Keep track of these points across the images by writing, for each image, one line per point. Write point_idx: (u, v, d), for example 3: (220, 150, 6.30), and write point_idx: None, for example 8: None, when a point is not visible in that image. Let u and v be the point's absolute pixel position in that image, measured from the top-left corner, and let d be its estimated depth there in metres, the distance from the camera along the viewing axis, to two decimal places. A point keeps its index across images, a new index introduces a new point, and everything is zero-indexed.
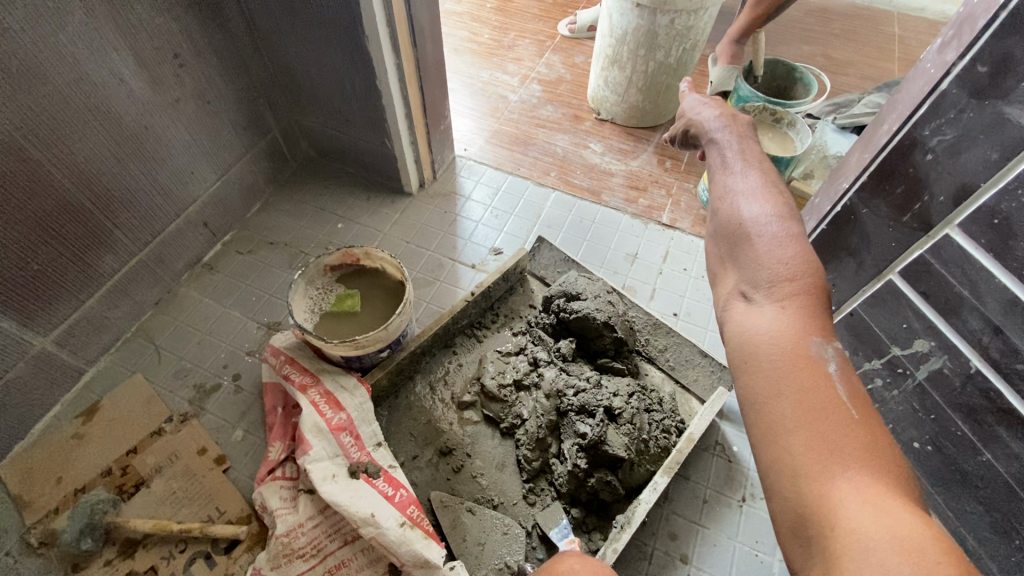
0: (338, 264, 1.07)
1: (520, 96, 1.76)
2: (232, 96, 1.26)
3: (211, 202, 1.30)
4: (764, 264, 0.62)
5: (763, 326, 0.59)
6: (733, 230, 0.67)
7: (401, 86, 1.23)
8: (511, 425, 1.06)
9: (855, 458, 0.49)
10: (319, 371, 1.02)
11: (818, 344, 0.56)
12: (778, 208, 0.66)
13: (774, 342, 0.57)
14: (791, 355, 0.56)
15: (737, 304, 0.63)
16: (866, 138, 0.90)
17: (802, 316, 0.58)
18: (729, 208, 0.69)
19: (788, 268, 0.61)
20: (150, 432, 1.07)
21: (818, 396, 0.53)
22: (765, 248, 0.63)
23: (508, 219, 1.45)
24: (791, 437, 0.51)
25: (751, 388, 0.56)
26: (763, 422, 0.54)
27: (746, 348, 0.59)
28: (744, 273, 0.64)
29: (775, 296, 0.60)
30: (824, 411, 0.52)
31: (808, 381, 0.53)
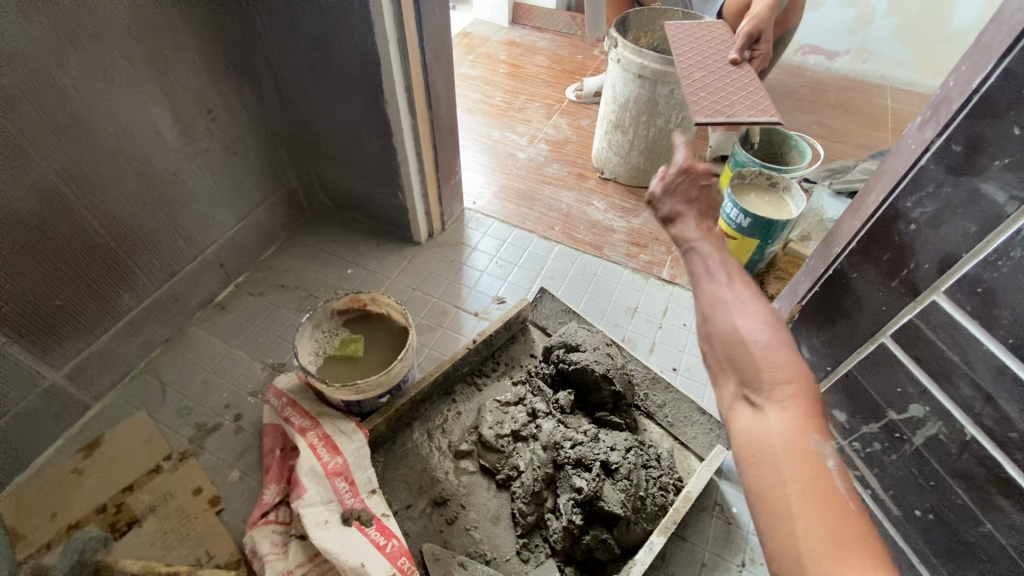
0: (345, 308, 1.11)
1: (528, 154, 1.85)
2: (257, 148, 1.34)
3: (227, 245, 1.35)
4: (763, 369, 0.62)
5: (765, 426, 0.59)
6: (726, 337, 0.66)
7: (416, 144, 1.31)
8: (507, 477, 1.05)
9: (865, 553, 0.49)
10: (320, 414, 1.03)
11: (817, 441, 0.57)
12: (764, 312, 0.66)
13: (779, 441, 0.58)
14: (792, 453, 0.57)
15: (741, 407, 0.62)
16: (856, 206, 0.94)
17: (803, 417, 0.58)
18: (722, 314, 0.68)
19: (786, 370, 0.61)
20: (148, 470, 1.07)
21: (821, 486, 0.54)
22: (762, 353, 0.63)
23: (512, 269, 1.49)
24: (798, 530, 0.53)
25: (757, 478, 0.58)
26: (772, 516, 0.55)
27: (751, 441, 0.60)
28: (745, 377, 0.63)
29: (776, 396, 0.60)
30: (826, 501, 0.53)
31: (811, 477, 0.55)
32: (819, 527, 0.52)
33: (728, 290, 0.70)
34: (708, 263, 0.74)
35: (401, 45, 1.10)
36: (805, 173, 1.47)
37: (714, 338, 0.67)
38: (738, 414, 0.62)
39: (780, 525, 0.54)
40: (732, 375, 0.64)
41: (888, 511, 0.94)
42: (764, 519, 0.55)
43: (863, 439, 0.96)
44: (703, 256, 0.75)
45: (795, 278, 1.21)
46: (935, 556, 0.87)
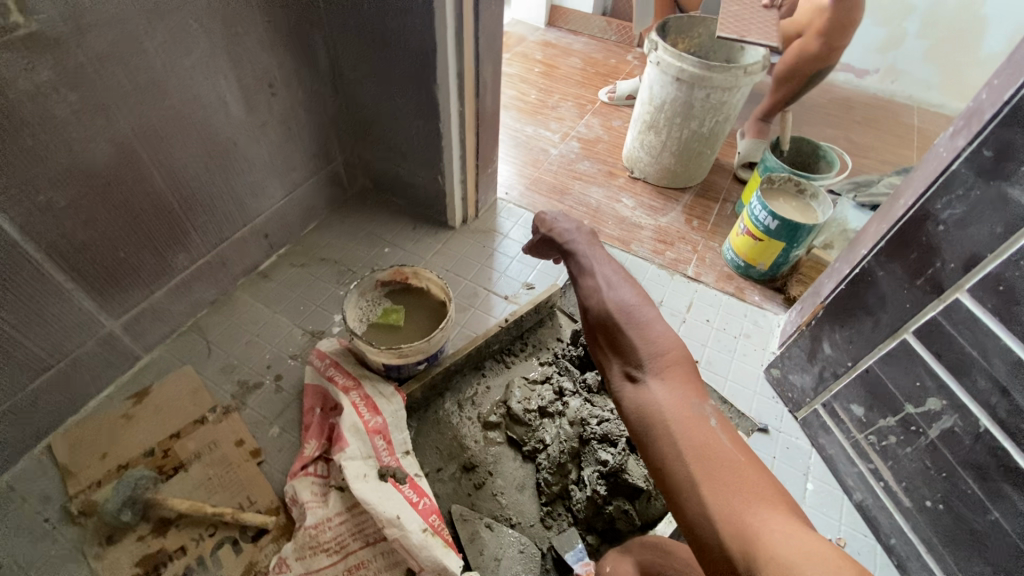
0: (388, 280, 1.17)
1: (560, 150, 1.91)
2: (309, 126, 1.41)
3: (274, 217, 1.42)
4: (640, 345, 0.71)
5: (653, 398, 0.66)
6: (607, 321, 0.76)
7: (461, 130, 1.37)
8: (533, 449, 1.10)
9: (754, 494, 0.56)
10: (361, 376, 1.09)
11: (697, 404, 0.65)
12: (635, 292, 0.78)
13: (665, 408, 0.65)
14: (676, 416, 0.63)
15: (627, 385, 0.70)
16: (884, 212, 1.00)
17: (680, 383, 0.67)
18: (604, 298, 0.78)
19: (659, 345, 0.71)
20: (193, 420, 1.13)
21: (710, 446, 0.60)
22: (638, 332, 0.72)
23: (542, 258, 1.54)
24: (696, 489, 0.57)
25: (658, 452, 0.63)
26: (678, 478, 0.59)
27: (646, 418, 0.65)
28: (625, 357, 0.72)
29: (654, 368, 0.69)
30: (719, 459, 0.59)
31: (702, 439, 0.61)
32: (711, 481, 0.57)
33: (602, 282, 0.82)
34: (590, 261, 0.87)
35: (458, 33, 1.16)
36: (832, 183, 1.51)
37: (597, 325, 0.77)
38: (629, 393, 0.69)
39: (683, 486, 0.59)
40: (616, 358, 0.73)
41: (899, 502, 0.99)
42: (662, 484, 0.61)
43: (879, 432, 1.01)
44: (584, 256, 0.89)
45: (819, 280, 1.25)
46: (942, 545, 0.92)
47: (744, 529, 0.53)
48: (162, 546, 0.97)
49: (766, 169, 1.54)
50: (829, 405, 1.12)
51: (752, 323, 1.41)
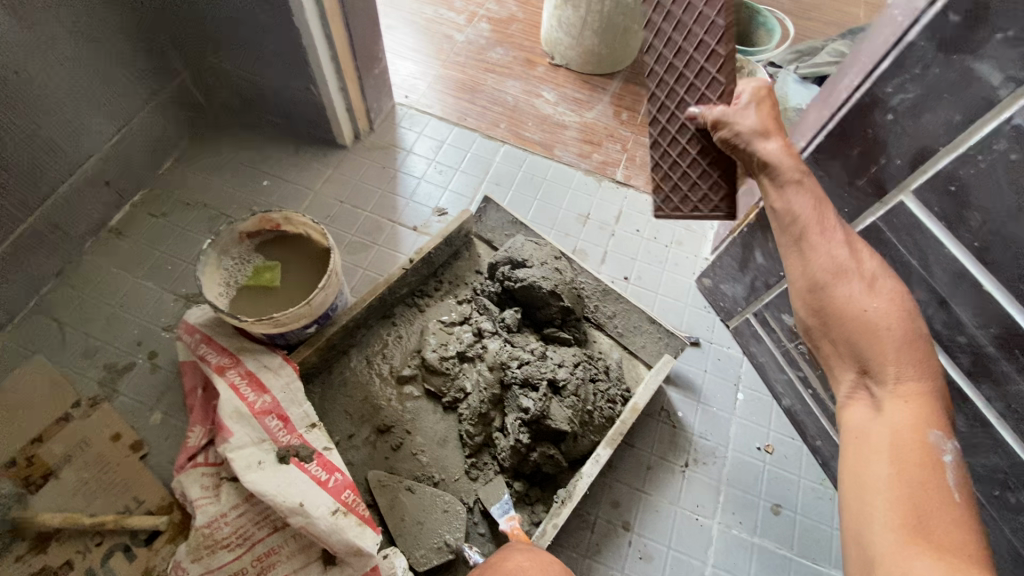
0: (256, 231, 0.97)
1: (467, 35, 1.60)
2: (123, 34, 1.08)
3: (111, 158, 1.14)
4: (891, 359, 0.58)
5: (880, 414, 0.57)
6: (852, 324, 0.61)
7: (324, 25, 1.08)
8: (453, 399, 1.01)
9: (941, 535, 0.48)
10: (240, 350, 0.93)
11: (937, 436, 0.54)
12: (889, 300, 0.61)
13: (887, 424, 0.56)
14: (900, 437, 0.55)
15: (861, 399, 0.60)
16: (827, 93, 0.85)
17: (922, 414, 0.56)
18: (845, 286, 0.63)
19: (917, 369, 0.58)
20: (55, 420, 0.97)
21: (922, 472, 0.52)
22: (892, 344, 0.59)
23: (454, 175, 1.34)
24: (876, 500, 0.52)
25: (850, 459, 0.57)
26: (856, 484, 0.54)
27: (859, 430, 0.58)
28: (866, 367, 0.60)
29: (899, 392, 0.57)
30: (922, 485, 0.51)
31: (916, 466, 0.52)
32: (900, 499, 0.51)
33: (855, 273, 0.63)
34: (799, 218, 0.66)
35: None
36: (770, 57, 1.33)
37: (826, 312, 0.63)
38: (854, 400, 0.60)
39: (863, 492, 0.53)
40: (851, 362, 0.62)
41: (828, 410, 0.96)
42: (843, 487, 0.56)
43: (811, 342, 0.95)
44: (813, 205, 0.66)
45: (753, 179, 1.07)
46: None
47: (900, 552, 0.48)
48: (45, 564, 0.85)
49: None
50: (761, 314, 1.04)
51: (686, 229, 1.30)
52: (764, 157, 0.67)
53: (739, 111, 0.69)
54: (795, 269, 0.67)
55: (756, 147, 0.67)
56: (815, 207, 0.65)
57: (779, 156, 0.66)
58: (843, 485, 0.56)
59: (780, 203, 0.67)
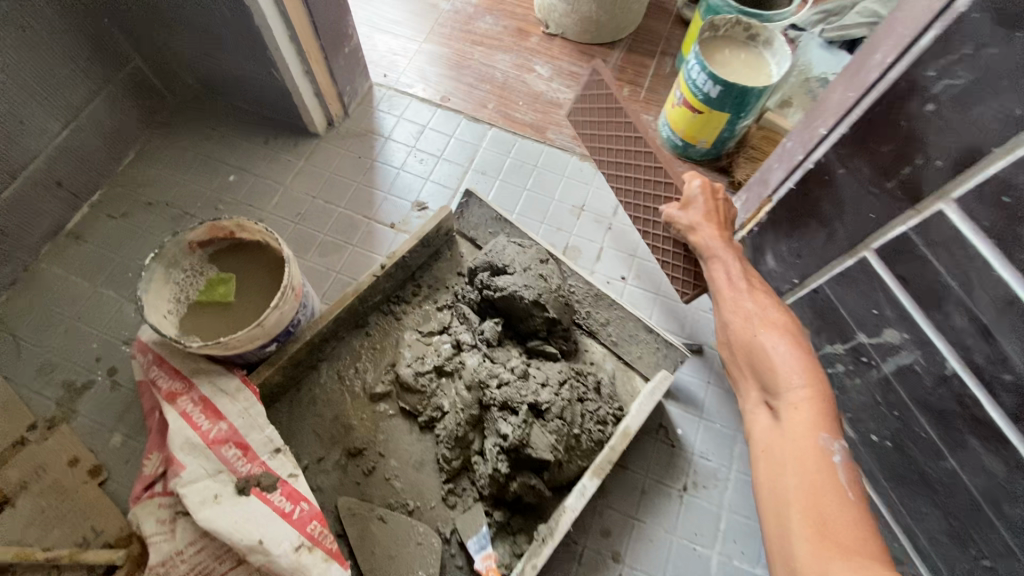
0: (207, 240, 0.88)
1: (452, 3, 1.45)
2: (59, 20, 0.97)
3: (61, 156, 1.05)
4: (780, 374, 0.61)
5: (777, 428, 0.58)
6: (750, 347, 0.65)
7: (277, 2, 0.96)
8: (429, 419, 0.94)
9: (844, 537, 0.49)
10: (193, 373, 0.85)
11: (825, 437, 0.55)
12: (783, 322, 0.65)
13: (785, 433, 0.57)
14: (796, 444, 0.56)
15: (763, 413, 0.61)
16: (854, 70, 0.71)
17: (816, 417, 0.57)
18: (735, 318, 0.68)
19: (803, 376, 0.60)
20: (11, 444, 0.91)
21: (822, 477, 0.53)
22: (780, 359, 0.62)
23: (436, 164, 1.23)
24: (789, 513, 0.53)
25: (760, 474, 0.58)
26: (770, 502, 0.55)
27: (763, 445, 0.59)
28: (765, 385, 0.62)
29: (793, 401, 0.59)
30: (821, 489, 0.52)
31: (810, 473, 0.54)
32: (807, 508, 0.52)
33: (751, 312, 0.67)
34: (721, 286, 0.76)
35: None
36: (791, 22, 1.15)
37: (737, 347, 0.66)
38: (758, 418, 0.61)
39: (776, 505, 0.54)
40: (754, 383, 0.64)
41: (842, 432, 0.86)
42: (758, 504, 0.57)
43: (825, 359, 0.84)
44: (727, 271, 0.76)
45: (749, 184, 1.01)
46: (887, 480, 0.80)
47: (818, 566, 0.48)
48: None
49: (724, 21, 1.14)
50: None
51: None
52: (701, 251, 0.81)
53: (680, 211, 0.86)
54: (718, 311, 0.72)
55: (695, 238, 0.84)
56: (734, 273, 0.75)
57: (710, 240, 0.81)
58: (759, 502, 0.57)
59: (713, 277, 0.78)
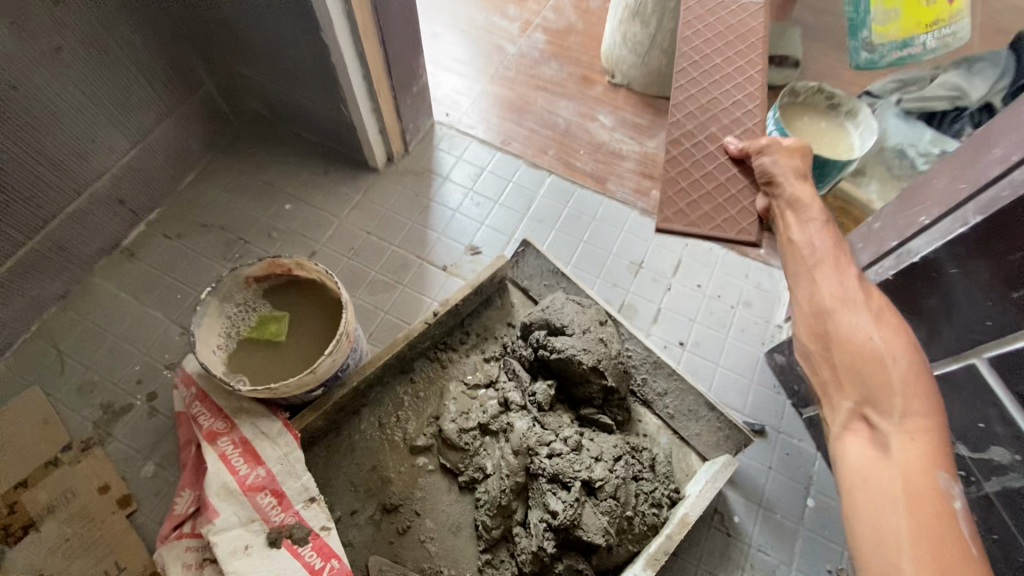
0: (263, 275, 0.86)
1: (519, 47, 1.45)
2: (143, 44, 0.99)
3: (126, 175, 1.06)
4: (896, 388, 0.55)
5: (885, 457, 0.53)
6: (854, 347, 0.58)
7: (357, 42, 0.96)
8: (471, 480, 0.89)
9: None
10: (236, 414, 0.82)
11: (945, 478, 0.51)
12: (896, 330, 0.58)
13: (895, 466, 0.52)
14: (911, 481, 0.51)
15: (858, 431, 0.56)
16: (963, 162, 0.67)
17: (932, 452, 0.52)
18: (843, 320, 0.60)
19: (920, 398, 0.55)
20: (44, 463, 0.89)
21: (942, 526, 0.48)
22: (895, 372, 0.56)
23: (493, 208, 1.21)
24: (904, 561, 0.47)
25: (855, 503, 0.52)
26: (872, 542, 0.49)
27: (865, 472, 0.53)
28: (868, 394, 0.56)
29: (906, 424, 0.54)
30: (943, 541, 0.47)
31: (930, 518, 0.48)
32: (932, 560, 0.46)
33: (861, 304, 0.60)
34: (814, 249, 0.66)
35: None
36: None
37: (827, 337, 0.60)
38: (855, 438, 0.55)
39: (886, 548, 0.48)
40: (848, 391, 0.58)
41: None
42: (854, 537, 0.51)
43: None
44: (820, 235, 0.67)
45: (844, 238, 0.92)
46: None
47: None
48: None
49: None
50: None
51: (755, 287, 1.12)
52: (788, 195, 0.72)
53: (776, 149, 0.76)
54: (804, 295, 0.64)
55: (789, 182, 0.73)
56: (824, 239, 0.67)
57: (805, 196, 0.71)
58: (853, 538, 0.51)
59: (798, 237, 0.68)
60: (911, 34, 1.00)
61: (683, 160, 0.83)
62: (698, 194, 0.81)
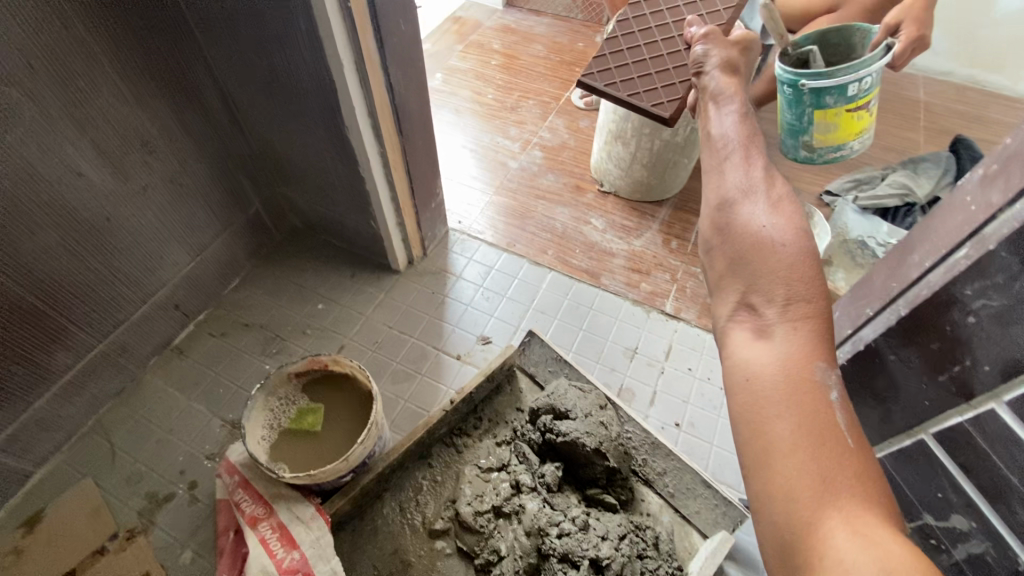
0: (304, 371, 0.98)
1: (519, 162, 1.68)
2: (210, 178, 1.19)
3: (183, 284, 1.23)
4: (781, 275, 0.59)
5: (768, 354, 0.57)
6: (749, 239, 0.62)
7: (386, 173, 1.16)
8: (486, 563, 0.94)
9: (840, 483, 0.49)
10: (274, 499, 0.91)
11: (823, 370, 0.55)
12: (790, 219, 0.62)
13: (777, 370, 0.55)
14: (792, 378, 0.55)
15: (743, 322, 0.60)
16: (892, 263, 0.82)
17: (811, 341, 0.56)
18: (742, 212, 0.64)
19: (805, 287, 0.58)
20: (91, 552, 0.97)
21: (819, 419, 0.52)
22: (779, 252, 0.60)
23: (500, 302, 1.35)
24: (784, 460, 0.52)
25: (743, 406, 0.56)
26: (757, 447, 0.54)
27: (750, 369, 0.57)
28: (753, 283, 0.60)
29: (787, 313, 0.57)
30: (819, 434, 0.52)
31: (811, 413, 0.53)
32: (808, 450, 0.51)
33: (762, 195, 0.65)
34: (728, 139, 0.72)
35: (355, 50, 0.92)
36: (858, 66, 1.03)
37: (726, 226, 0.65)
38: (740, 333, 0.60)
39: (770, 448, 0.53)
40: (738, 280, 0.62)
41: None
42: (748, 441, 0.55)
43: None
44: (736, 126, 0.73)
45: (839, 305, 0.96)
46: None
47: (811, 518, 0.49)
48: None
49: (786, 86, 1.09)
50: None
51: None
52: (711, 85, 0.80)
53: (711, 42, 0.85)
54: (714, 196, 0.69)
55: (717, 76, 0.81)
56: (733, 133, 0.72)
57: (722, 87, 0.79)
58: (742, 436, 0.56)
59: (716, 130, 0.75)
60: (846, 140, 1.15)
61: (636, 68, 1.04)
62: (642, 74, 1.02)
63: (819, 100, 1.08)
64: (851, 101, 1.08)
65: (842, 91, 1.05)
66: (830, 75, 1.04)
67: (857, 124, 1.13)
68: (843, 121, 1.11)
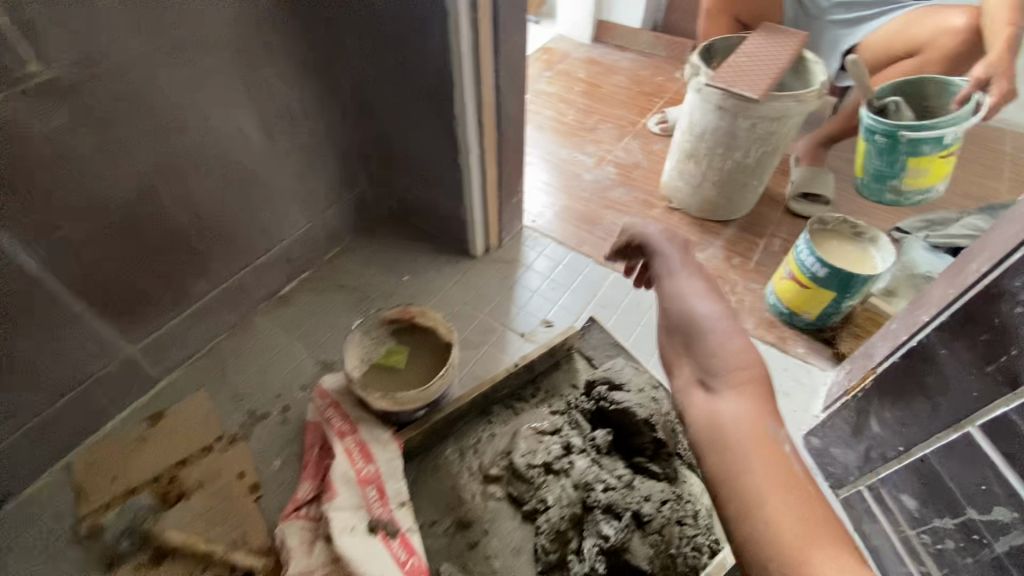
0: (394, 318, 1.14)
1: (594, 175, 1.82)
2: (333, 157, 1.41)
3: (296, 243, 1.43)
4: (720, 356, 0.72)
5: (727, 414, 0.67)
6: (694, 325, 0.76)
7: (481, 163, 1.32)
8: (533, 509, 1.03)
9: (814, 526, 0.57)
10: (358, 420, 1.05)
11: (773, 426, 0.65)
12: (721, 306, 0.78)
13: (738, 423, 0.65)
14: (750, 434, 0.64)
15: (697, 391, 0.71)
16: (953, 272, 0.87)
17: (757, 401, 0.67)
18: (687, 303, 0.79)
19: (740, 360, 0.71)
20: (201, 448, 1.14)
21: (781, 470, 0.61)
22: (719, 341, 0.73)
23: (565, 292, 1.47)
24: (765, 506, 0.59)
25: (717, 463, 0.65)
26: (738, 499, 0.61)
27: (715, 424, 0.66)
28: (702, 365, 0.73)
29: (733, 382, 0.69)
30: (785, 483, 0.60)
31: (772, 463, 0.62)
32: (780, 497, 0.59)
33: (694, 292, 0.81)
34: (676, 279, 0.85)
35: (474, 54, 1.11)
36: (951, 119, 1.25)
37: (674, 322, 0.78)
38: (698, 398, 0.70)
39: (749, 499, 0.60)
40: (691, 361, 0.74)
41: None
42: (722, 491, 0.63)
43: (932, 532, 0.84)
44: (670, 263, 0.88)
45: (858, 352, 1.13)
46: None
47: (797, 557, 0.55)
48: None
49: (884, 135, 1.32)
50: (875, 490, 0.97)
51: (795, 379, 1.28)
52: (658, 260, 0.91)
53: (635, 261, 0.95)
54: (664, 302, 0.83)
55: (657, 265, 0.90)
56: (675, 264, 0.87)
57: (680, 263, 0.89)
58: (723, 491, 0.63)
59: (668, 278, 0.86)
60: (935, 183, 1.38)
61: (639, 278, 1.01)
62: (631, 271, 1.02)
63: (915, 148, 1.30)
64: (945, 148, 1.30)
65: (938, 139, 1.28)
66: (928, 129, 1.27)
67: (943, 170, 1.36)
68: (935, 166, 1.34)
